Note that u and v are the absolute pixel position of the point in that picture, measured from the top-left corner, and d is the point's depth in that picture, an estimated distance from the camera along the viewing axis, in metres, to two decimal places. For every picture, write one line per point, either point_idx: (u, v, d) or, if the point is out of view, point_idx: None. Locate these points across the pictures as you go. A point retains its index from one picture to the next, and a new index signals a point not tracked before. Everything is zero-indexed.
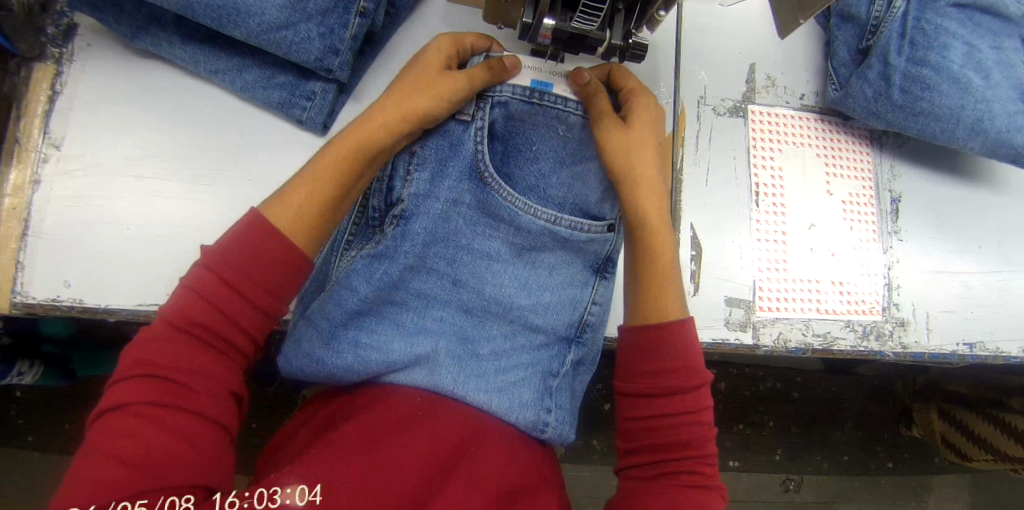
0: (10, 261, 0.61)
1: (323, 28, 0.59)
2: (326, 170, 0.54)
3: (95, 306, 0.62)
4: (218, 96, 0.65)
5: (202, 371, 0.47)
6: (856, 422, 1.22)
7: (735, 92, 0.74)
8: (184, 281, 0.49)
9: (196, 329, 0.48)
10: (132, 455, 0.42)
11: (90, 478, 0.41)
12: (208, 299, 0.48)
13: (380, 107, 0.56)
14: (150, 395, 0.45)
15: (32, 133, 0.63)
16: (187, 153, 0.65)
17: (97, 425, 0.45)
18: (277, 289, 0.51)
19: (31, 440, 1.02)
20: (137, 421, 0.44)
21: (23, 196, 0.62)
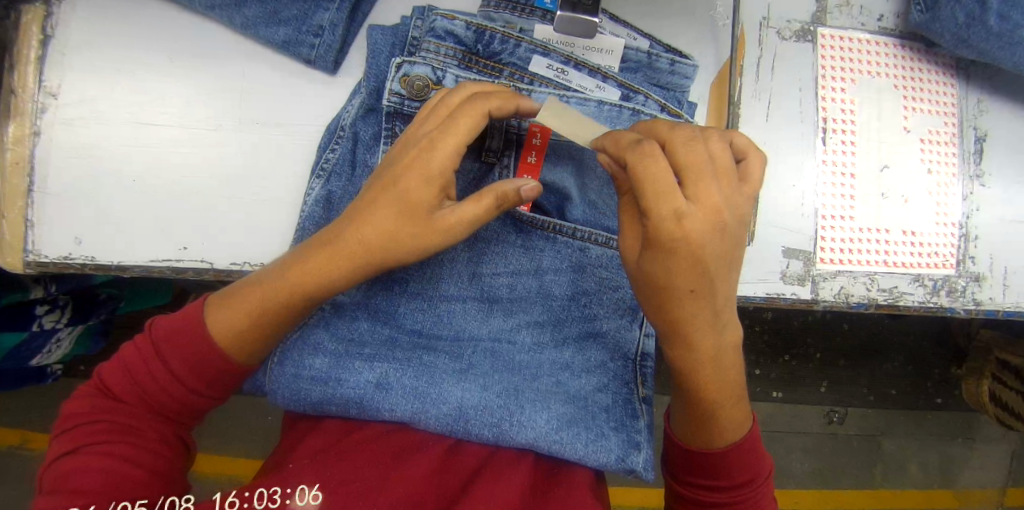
0: (19, 219, 0.58)
1: (618, 430, 0.48)
2: (291, 271, 0.44)
3: (106, 263, 0.58)
4: (219, 32, 0.59)
5: (118, 422, 0.42)
6: (906, 357, 1.15)
7: (802, 13, 0.65)
8: (124, 356, 0.45)
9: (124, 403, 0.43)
10: (90, 433, 0.41)
11: (66, 433, 0.42)
12: (140, 368, 0.43)
13: (309, 251, 0.45)
14: (66, 447, 0.40)
15: (27, 82, 0.58)
16: (193, 98, 0.59)
17: (60, 430, 0.42)
18: (200, 374, 0.44)
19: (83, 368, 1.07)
20: (67, 470, 0.39)
21: (24, 150, 0.58)
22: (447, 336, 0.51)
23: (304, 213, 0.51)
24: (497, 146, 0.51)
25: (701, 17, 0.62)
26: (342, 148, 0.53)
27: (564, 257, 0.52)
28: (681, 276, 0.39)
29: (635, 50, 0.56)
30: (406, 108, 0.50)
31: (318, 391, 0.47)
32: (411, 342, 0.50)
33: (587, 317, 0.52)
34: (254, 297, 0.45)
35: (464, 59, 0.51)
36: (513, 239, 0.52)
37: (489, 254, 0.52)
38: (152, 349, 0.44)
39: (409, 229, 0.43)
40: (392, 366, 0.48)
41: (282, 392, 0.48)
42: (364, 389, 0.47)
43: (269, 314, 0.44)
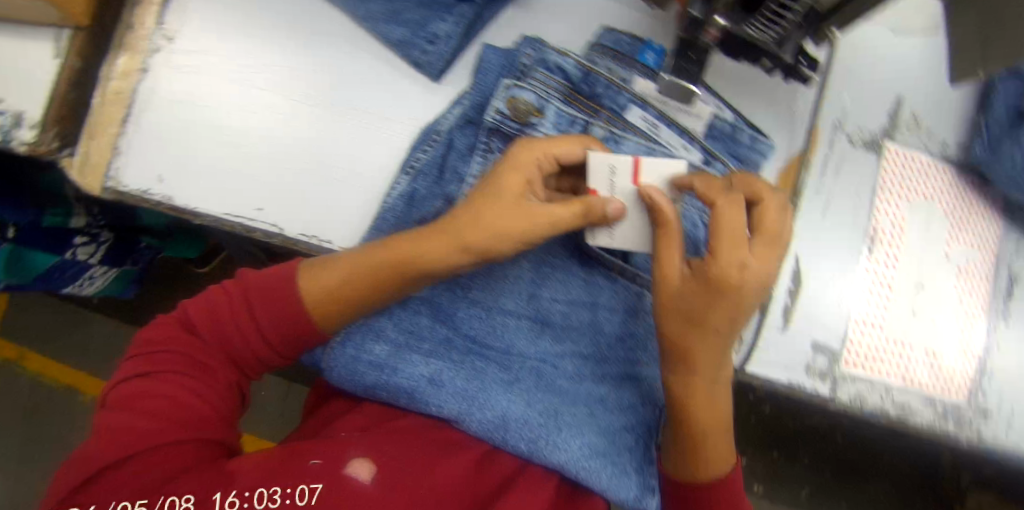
0: (109, 144, 0.62)
1: (638, 471, 0.53)
2: (384, 255, 0.48)
3: (182, 207, 0.61)
4: (336, 16, 0.62)
5: (190, 358, 0.46)
6: (892, 485, 1.15)
7: (874, 125, 0.68)
8: (209, 295, 0.48)
9: (199, 339, 0.47)
10: (164, 362, 0.45)
11: (143, 356, 0.46)
12: (223, 314, 0.47)
13: (406, 237, 0.49)
14: (142, 367, 0.45)
15: (146, 22, 0.63)
16: (298, 72, 0.62)
17: (139, 350, 0.46)
18: (272, 333, 0.47)
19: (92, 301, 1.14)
20: (135, 391, 0.43)
21: (129, 83, 0.62)
22: (498, 348, 0.54)
23: (388, 205, 0.57)
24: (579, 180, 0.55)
25: (782, 107, 0.66)
26: (433, 151, 0.58)
27: (620, 299, 0.56)
28: (716, 314, 0.47)
29: (721, 120, 0.59)
30: (506, 127, 0.55)
31: (373, 375, 0.51)
32: (464, 347, 0.53)
33: (629, 359, 0.55)
34: (344, 267, 0.49)
35: (567, 94, 0.55)
36: (576, 273, 0.56)
37: (551, 279, 0.55)
38: (238, 295, 0.47)
39: (504, 220, 0.48)
40: (445, 365, 0.52)
41: (338, 371, 0.52)
42: (416, 382, 0.50)
43: (359, 282, 0.48)
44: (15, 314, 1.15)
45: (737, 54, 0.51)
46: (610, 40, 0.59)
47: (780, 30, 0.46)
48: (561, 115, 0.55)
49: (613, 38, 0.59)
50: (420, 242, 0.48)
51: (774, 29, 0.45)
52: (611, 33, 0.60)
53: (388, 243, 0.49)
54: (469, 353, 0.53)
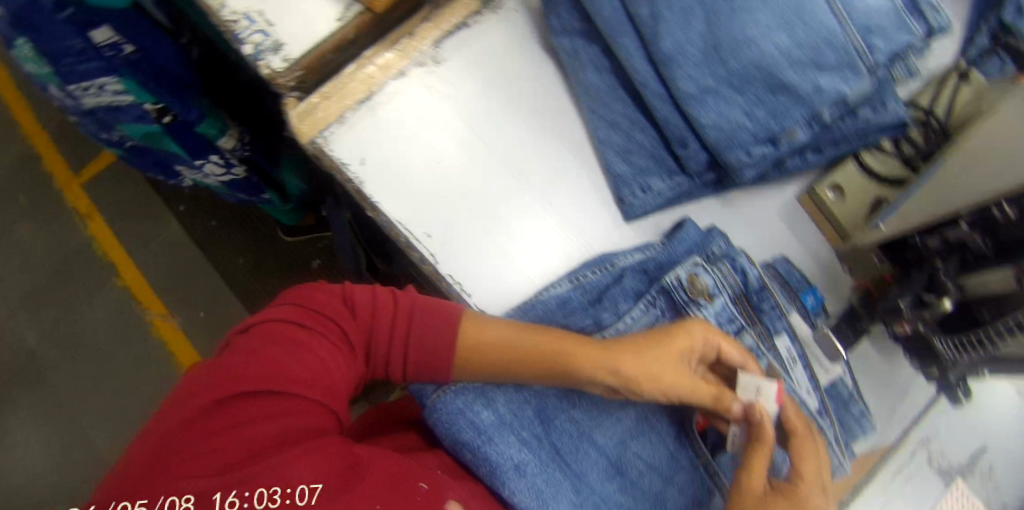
0: (339, 111, 0.68)
1: None
2: (552, 346, 0.55)
3: (366, 194, 0.68)
4: (576, 125, 0.70)
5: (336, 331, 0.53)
6: None
7: (956, 458, 0.72)
8: (374, 291, 0.56)
9: (353, 318, 0.55)
10: (317, 324, 0.52)
11: (301, 310, 0.53)
12: (382, 311, 0.55)
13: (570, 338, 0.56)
14: (297, 317, 0.52)
15: (427, 39, 0.69)
16: (522, 146, 0.69)
17: (301, 302, 0.54)
18: (414, 346, 0.54)
19: (179, 208, 1.28)
20: (280, 333, 0.50)
21: (385, 75, 0.69)
22: (574, 468, 0.58)
23: (542, 299, 0.64)
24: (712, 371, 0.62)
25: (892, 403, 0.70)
26: (601, 276, 0.65)
27: (694, 485, 0.60)
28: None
29: (842, 383, 0.65)
30: (676, 292, 0.63)
31: (469, 435, 0.55)
32: (550, 450, 0.57)
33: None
34: (509, 336, 0.55)
35: (737, 296, 0.63)
36: (666, 445, 0.61)
37: (643, 438, 0.60)
38: (399, 305, 0.55)
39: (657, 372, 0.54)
40: (532, 460, 0.55)
41: (443, 415, 0.56)
42: (503, 462, 0.54)
43: (519, 354, 0.55)
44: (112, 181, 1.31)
45: (910, 345, 0.61)
46: (784, 268, 0.67)
47: (959, 356, 0.56)
48: (724, 309, 0.63)
49: (787, 268, 0.67)
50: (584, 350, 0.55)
51: (958, 354, 0.55)
52: (786, 263, 0.67)
53: (558, 334, 0.56)
54: (550, 460, 0.57)
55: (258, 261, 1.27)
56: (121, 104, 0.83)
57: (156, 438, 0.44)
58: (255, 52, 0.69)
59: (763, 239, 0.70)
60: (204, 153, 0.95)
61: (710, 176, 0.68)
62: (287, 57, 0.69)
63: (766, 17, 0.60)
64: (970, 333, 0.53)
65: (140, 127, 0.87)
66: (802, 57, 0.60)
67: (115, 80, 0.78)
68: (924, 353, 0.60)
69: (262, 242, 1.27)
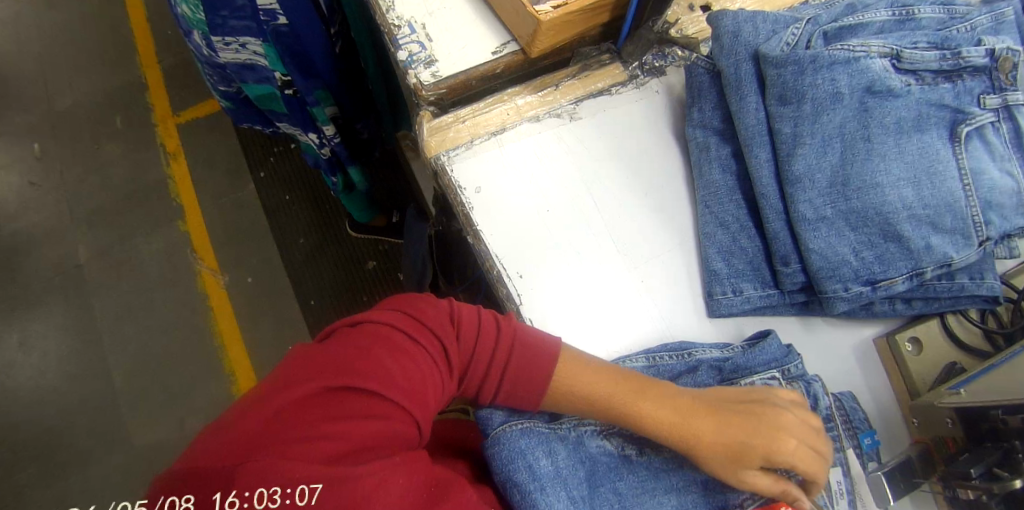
0: (470, 137, 0.72)
1: None
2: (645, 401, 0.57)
3: (472, 219, 0.69)
4: (685, 212, 0.73)
5: (438, 349, 0.54)
6: None
7: None
8: (482, 317, 0.58)
9: (456, 339, 0.56)
10: (424, 337, 0.53)
11: (411, 319, 0.54)
12: (489, 337, 0.56)
13: (657, 391, 0.58)
14: (405, 327, 0.52)
15: (568, 95, 0.75)
16: (627, 216, 0.71)
17: (412, 311, 0.55)
18: (513, 377, 0.56)
19: (260, 176, 1.50)
20: (386, 341, 0.50)
21: (519, 114, 0.74)
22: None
23: None
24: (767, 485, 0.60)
25: None
26: (676, 363, 0.66)
27: None
28: None
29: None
30: None
31: (524, 478, 0.54)
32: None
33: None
34: (599, 378, 0.57)
35: None
36: None
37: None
38: (509, 335, 0.57)
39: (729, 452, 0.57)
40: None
41: (503, 452, 0.56)
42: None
43: (606, 402, 0.57)
44: (220, 148, 1.54)
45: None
46: (847, 402, 0.68)
47: None
48: None
49: (850, 403, 0.68)
50: (664, 407, 0.57)
51: None
52: (849, 397, 0.68)
53: (652, 394, 0.58)
54: None
55: (324, 246, 1.43)
56: (256, 64, 0.84)
57: (230, 414, 0.44)
58: (409, 59, 0.73)
59: (833, 371, 0.71)
60: (306, 127, 0.97)
61: (800, 297, 0.69)
62: (436, 73, 0.73)
63: (898, 168, 0.63)
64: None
65: (261, 87, 0.90)
66: (923, 215, 0.63)
67: (258, 43, 0.80)
68: None
69: (330, 228, 1.44)
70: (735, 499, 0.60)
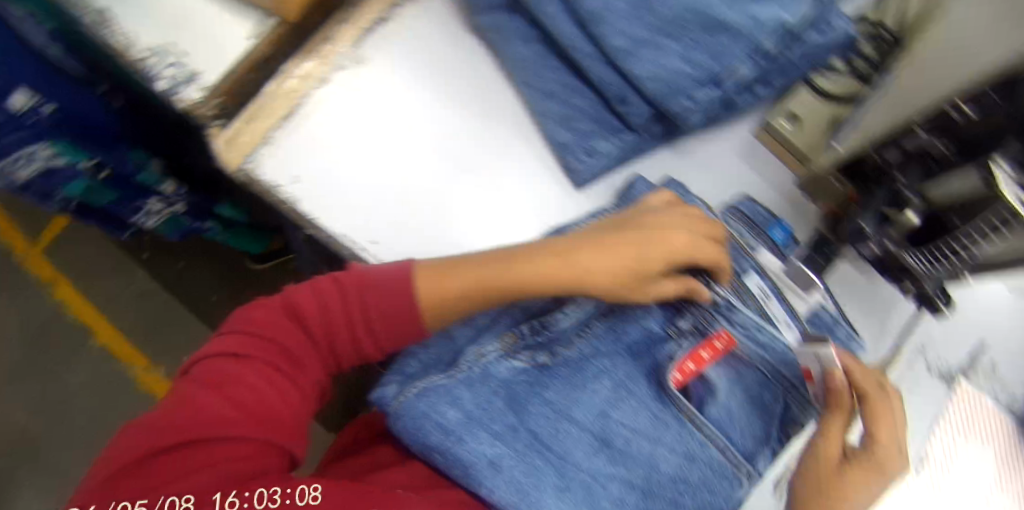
0: (264, 130, 0.65)
1: None
2: (518, 268, 0.51)
3: (305, 210, 0.64)
4: (512, 100, 0.67)
5: (281, 352, 0.49)
6: None
7: (953, 361, 0.71)
8: (317, 286, 0.51)
9: (303, 327, 0.50)
10: (258, 350, 0.48)
11: (239, 337, 0.49)
12: (331, 304, 0.50)
13: (537, 252, 0.52)
14: (236, 350, 0.48)
15: (344, 42, 0.67)
16: (458, 133, 0.66)
17: (240, 328, 0.50)
18: (377, 323, 0.50)
19: (145, 258, 1.44)
20: (220, 374, 0.47)
21: (307, 86, 0.66)
22: (555, 450, 0.56)
23: None
24: (685, 326, 0.62)
25: (878, 319, 0.69)
26: None
27: (685, 444, 0.58)
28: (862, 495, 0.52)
29: (825, 311, 0.62)
30: None
31: (439, 437, 0.53)
32: (523, 432, 0.55)
33: (675, 500, 0.57)
34: (464, 274, 0.51)
35: None
36: (653, 405, 0.59)
37: (624, 403, 0.58)
38: (350, 290, 0.50)
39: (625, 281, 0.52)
40: (508, 452, 0.54)
41: (406, 420, 0.54)
42: (477, 460, 0.53)
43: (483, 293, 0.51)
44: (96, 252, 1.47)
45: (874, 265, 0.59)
46: (743, 206, 0.66)
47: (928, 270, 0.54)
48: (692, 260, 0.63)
49: (745, 206, 0.66)
50: (548, 262, 0.51)
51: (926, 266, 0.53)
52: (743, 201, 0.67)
53: (521, 258, 0.52)
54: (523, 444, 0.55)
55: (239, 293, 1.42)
56: (54, 167, 0.77)
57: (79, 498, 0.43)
58: (171, 85, 0.66)
59: (722, 183, 0.68)
60: (146, 196, 0.92)
61: (657, 128, 0.64)
62: (204, 85, 0.66)
63: None
64: (943, 243, 0.50)
65: (75, 185, 0.82)
66: None
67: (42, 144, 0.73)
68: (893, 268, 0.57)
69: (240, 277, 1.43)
70: (665, 348, 0.61)
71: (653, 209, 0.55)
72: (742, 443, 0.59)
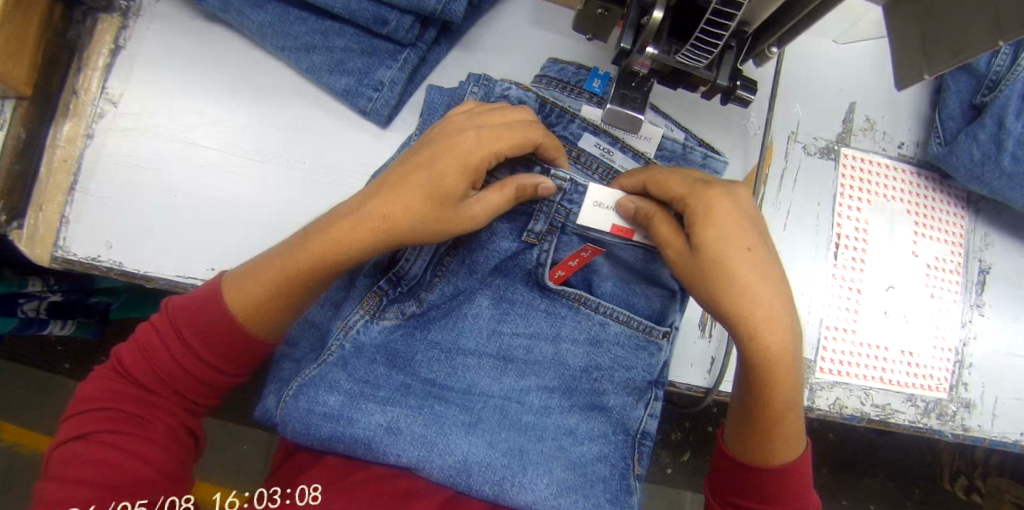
0: (56, 214, 0.60)
1: (613, 503, 0.55)
2: (313, 250, 0.47)
3: (133, 272, 0.60)
4: (284, 69, 0.62)
5: (122, 414, 0.48)
6: (892, 474, 1.08)
7: (829, 132, 0.68)
8: (137, 335, 0.50)
9: (141, 385, 0.49)
10: (98, 421, 0.47)
11: (79, 416, 0.48)
12: (153, 348, 0.48)
13: (327, 222, 0.48)
14: (81, 429, 0.47)
15: (91, 86, 0.61)
16: (245, 127, 0.62)
17: (77, 409, 0.48)
18: (204, 351, 0.48)
19: None
20: (72, 457, 0.46)
21: (75, 149, 0.60)
22: (459, 388, 0.55)
23: None
24: (540, 229, 0.51)
25: (734, 125, 0.66)
26: None
27: (583, 329, 0.55)
28: (734, 236, 0.46)
29: (671, 140, 0.59)
30: None
31: (329, 427, 0.51)
32: (415, 387, 0.54)
33: (595, 391, 0.56)
34: (262, 277, 0.48)
35: None
36: (538, 303, 0.55)
37: (511, 315, 0.55)
38: (166, 326, 0.48)
39: (432, 217, 0.46)
40: (403, 411, 0.52)
41: (291, 425, 0.51)
42: (372, 432, 0.51)
43: (291, 286, 0.48)
44: None
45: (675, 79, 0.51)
46: (553, 70, 0.60)
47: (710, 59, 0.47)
48: None
49: (555, 68, 0.60)
50: (340, 228, 0.47)
51: (704, 57, 0.45)
52: (553, 63, 0.61)
53: (312, 237, 0.48)
54: (421, 393, 0.54)
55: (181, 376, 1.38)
56: None
57: None
58: None
59: (526, 58, 0.63)
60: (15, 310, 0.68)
61: (430, 32, 0.59)
62: None
63: None
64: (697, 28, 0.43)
65: None
66: None
67: None
68: (683, 76, 0.50)
69: None
70: (532, 256, 0.53)
71: (452, 124, 0.48)
72: (647, 305, 0.55)
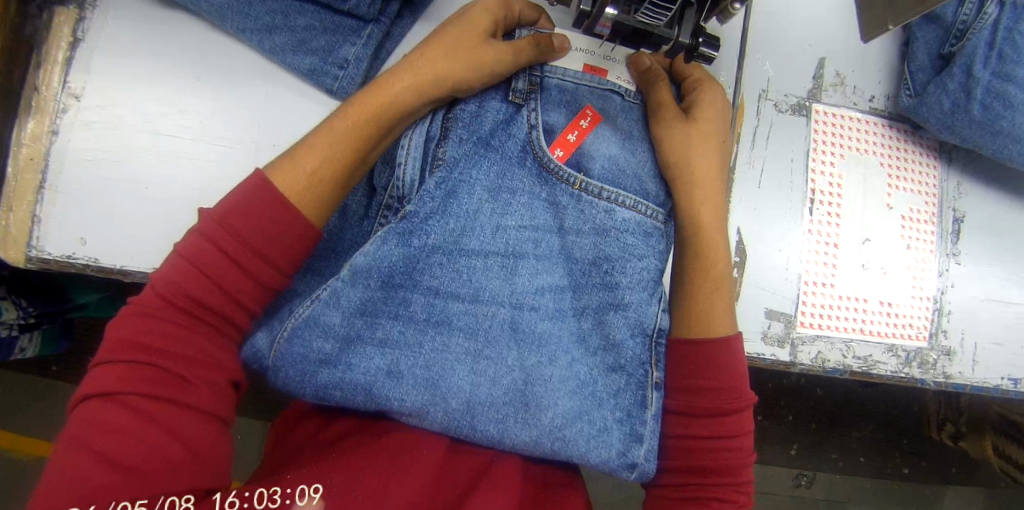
0: (26, 213, 0.59)
1: (622, 425, 0.55)
2: (355, 117, 0.50)
3: (110, 266, 0.59)
4: (248, 53, 0.61)
5: (155, 362, 0.43)
6: (877, 426, 1.10)
7: (800, 88, 0.69)
8: (175, 249, 0.46)
9: (178, 309, 0.45)
10: (127, 381, 0.43)
11: (106, 369, 0.43)
12: (195, 266, 0.45)
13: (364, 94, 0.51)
14: (113, 386, 0.42)
15: (52, 81, 0.60)
16: (213, 113, 0.61)
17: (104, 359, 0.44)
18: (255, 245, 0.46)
19: None
20: (96, 418, 0.42)
21: (40, 147, 0.59)
22: (468, 296, 0.53)
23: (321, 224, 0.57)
24: (523, 88, 0.55)
25: None
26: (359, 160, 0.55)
27: (587, 217, 0.55)
28: (710, 116, 0.58)
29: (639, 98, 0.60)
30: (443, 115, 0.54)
31: (325, 373, 0.49)
32: (416, 315, 0.51)
33: (606, 284, 0.55)
34: (317, 151, 0.49)
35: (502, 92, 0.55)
36: (540, 193, 0.54)
37: (513, 206, 0.54)
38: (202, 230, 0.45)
39: (464, 64, 0.51)
40: (403, 353, 0.51)
41: (287, 369, 0.49)
42: (373, 375, 0.50)
43: (351, 141, 0.49)
44: None
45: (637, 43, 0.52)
46: None
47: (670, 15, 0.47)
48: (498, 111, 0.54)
49: None
50: (390, 82, 0.51)
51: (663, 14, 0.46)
52: None
53: (366, 95, 0.51)
54: (420, 320, 0.51)
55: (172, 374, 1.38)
56: None
57: None
58: None
59: None
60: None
61: (393, 5, 0.59)
62: None
63: None
64: None
65: None
66: None
67: None
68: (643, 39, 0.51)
69: None
70: (522, 117, 0.54)
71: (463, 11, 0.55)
72: (641, 188, 0.57)
